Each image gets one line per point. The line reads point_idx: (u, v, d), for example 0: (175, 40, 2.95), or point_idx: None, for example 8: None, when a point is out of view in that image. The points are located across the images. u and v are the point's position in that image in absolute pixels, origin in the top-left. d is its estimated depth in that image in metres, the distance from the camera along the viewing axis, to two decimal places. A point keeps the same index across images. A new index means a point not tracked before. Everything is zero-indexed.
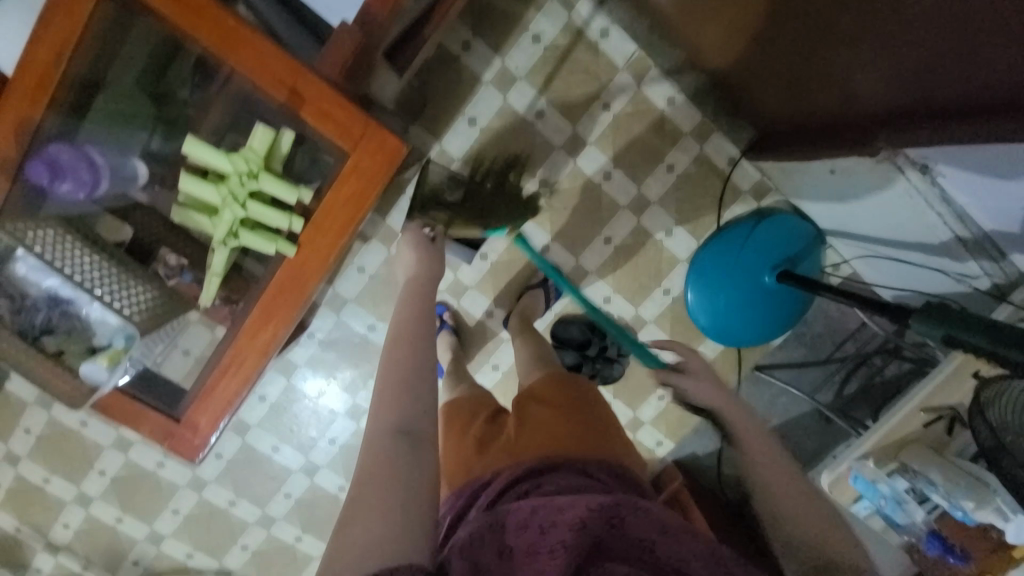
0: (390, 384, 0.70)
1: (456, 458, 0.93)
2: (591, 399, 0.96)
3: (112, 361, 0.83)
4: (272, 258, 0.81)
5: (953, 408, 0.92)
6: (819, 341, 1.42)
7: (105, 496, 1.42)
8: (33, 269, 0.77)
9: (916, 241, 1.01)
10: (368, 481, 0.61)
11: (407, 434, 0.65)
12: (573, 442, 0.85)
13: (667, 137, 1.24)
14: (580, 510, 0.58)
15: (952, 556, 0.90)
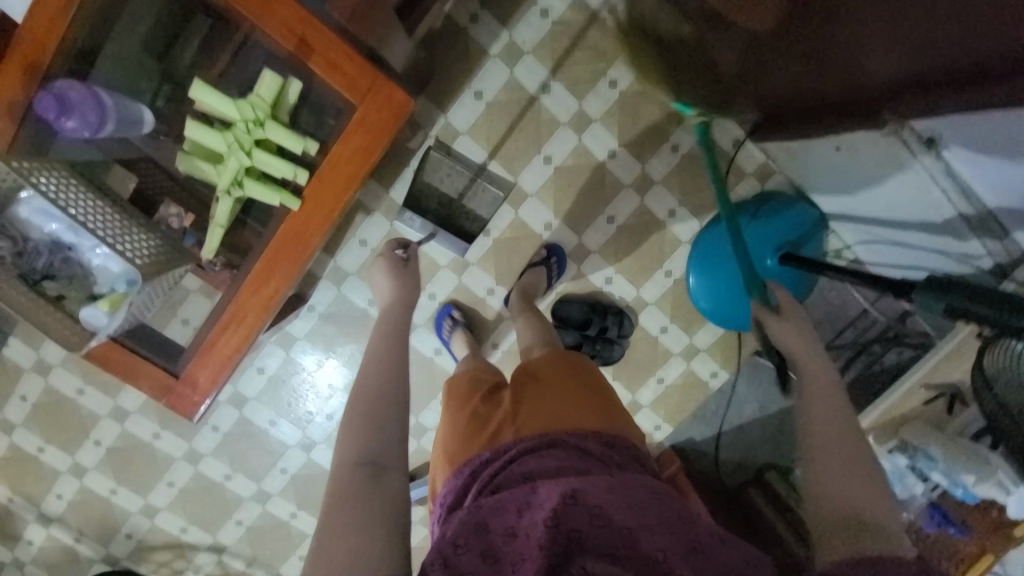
0: (357, 412, 0.70)
1: (449, 435, 0.90)
2: (590, 376, 0.93)
3: (113, 306, 0.81)
4: (277, 211, 0.81)
5: (955, 385, 0.92)
6: (820, 326, 1.42)
7: (99, 467, 1.41)
8: (36, 212, 0.74)
9: (920, 220, 1.01)
10: (338, 501, 0.61)
11: (372, 465, 0.64)
12: (570, 420, 0.82)
13: (672, 117, 1.24)
14: (553, 506, 0.56)
15: (953, 529, 0.90)
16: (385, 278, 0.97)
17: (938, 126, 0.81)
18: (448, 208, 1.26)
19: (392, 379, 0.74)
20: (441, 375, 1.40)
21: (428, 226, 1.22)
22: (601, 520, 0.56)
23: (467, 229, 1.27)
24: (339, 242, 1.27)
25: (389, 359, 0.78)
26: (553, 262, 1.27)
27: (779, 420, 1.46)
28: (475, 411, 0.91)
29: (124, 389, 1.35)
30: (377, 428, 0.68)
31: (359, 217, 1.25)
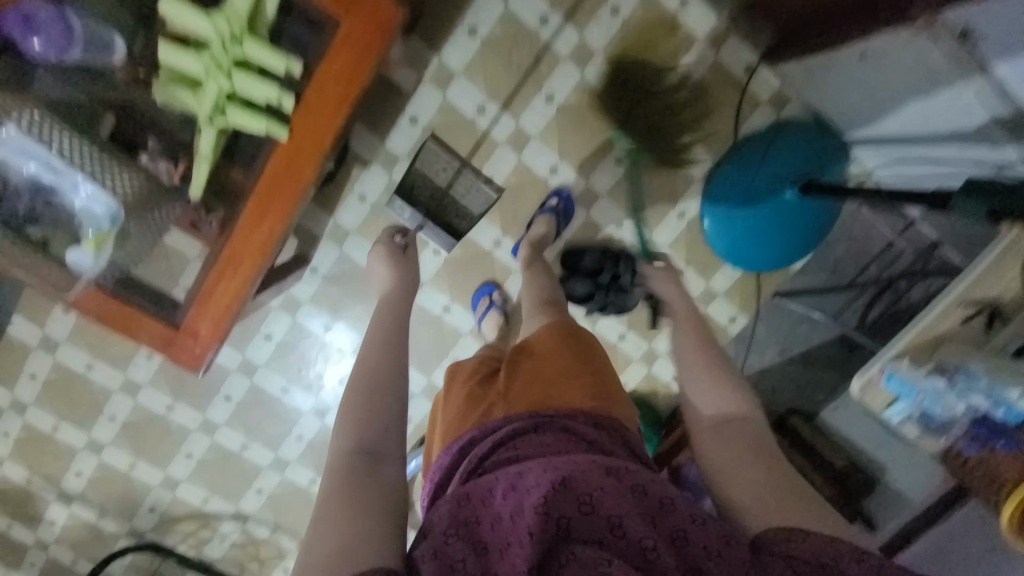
0: (348, 405, 0.67)
1: (448, 416, 0.86)
2: (590, 349, 0.86)
3: (96, 246, 0.77)
4: (266, 142, 0.76)
5: (995, 300, 0.89)
6: (842, 263, 1.35)
7: (116, 442, 1.41)
8: (9, 150, 0.68)
9: (949, 130, 0.93)
10: (329, 501, 0.58)
11: (370, 454, 0.63)
12: (564, 400, 0.76)
13: (680, 43, 1.16)
14: (542, 492, 0.52)
15: (1000, 441, 0.85)
16: (386, 267, 0.94)
17: (970, 13, 0.74)
18: (437, 201, 1.22)
19: (388, 366, 0.72)
20: (450, 332, 1.37)
21: (416, 217, 1.18)
22: (590, 507, 0.52)
23: (453, 225, 1.23)
24: (338, 199, 1.23)
25: (386, 352, 0.74)
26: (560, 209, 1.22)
27: (800, 363, 1.42)
28: (474, 387, 0.86)
29: (132, 362, 1.34)
30: (370, 418, 0.66)
31: (357, 170, 1.21)
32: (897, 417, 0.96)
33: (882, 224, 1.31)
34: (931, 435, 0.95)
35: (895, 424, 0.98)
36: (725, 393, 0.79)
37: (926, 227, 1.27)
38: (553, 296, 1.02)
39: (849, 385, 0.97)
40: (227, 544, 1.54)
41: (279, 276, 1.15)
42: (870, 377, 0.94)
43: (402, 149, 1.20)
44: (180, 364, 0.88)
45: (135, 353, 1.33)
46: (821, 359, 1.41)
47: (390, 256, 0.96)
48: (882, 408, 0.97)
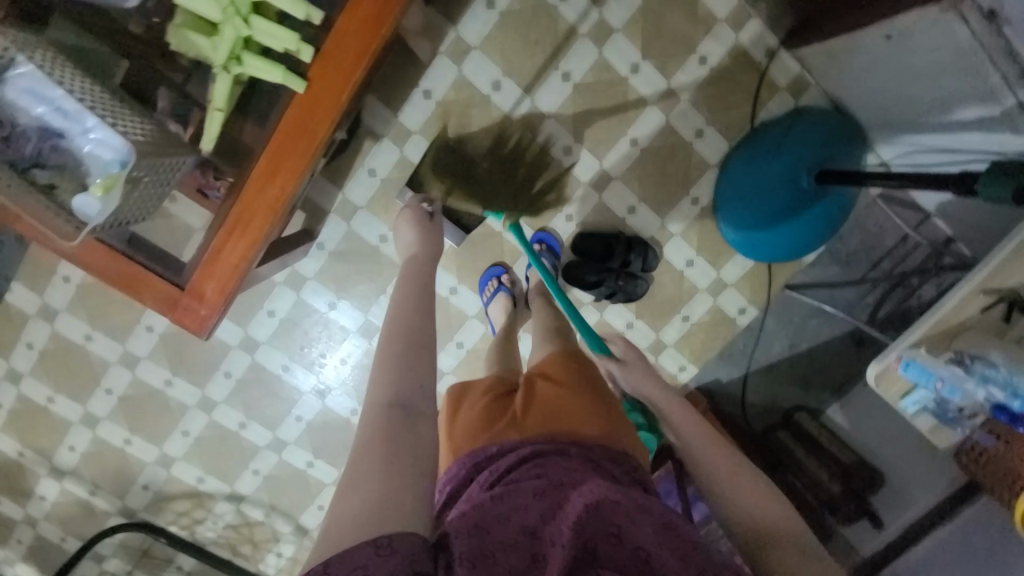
0: (392, 359, 0.64)
1: (457, 428, 0.80)
2: (603, 385, 0.82)
3: (105, 190, 0.72)
4: (282, 95, 0.75)
5: (1015, 290, 0.85)
6: (855, 257, 1.33)
7: (111, 417, 1.38)
8: (20, 91, 0.69)
9: (975, 117, 0.90)
10: (365, 446, 0.56)
11: (406, 410, 0.60)
12: (580, 425, 0.72)
13: (700, 24, 1.15)
14: (575, 513, 0.51)
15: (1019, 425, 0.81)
16: (411, 231, 0.93)
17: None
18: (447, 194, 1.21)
19: (420, 325, 0.69)
20: (456, 315, 1.34)
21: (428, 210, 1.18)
22: (617, 538, 0.51)
23: (463, 220, 1.22)
24: (347, 173, 1.21)
25: (413, 318, 0.70)
26: (545, 250, 1.24)
27: (808, 357, 1.40)
28: (491, 403, 0.81)
29: (132, 334, 1.32)
30: (404, 372, 0.63)
31: (368, 144, 1.19)
32: (911, 409, 0.94)
33: (897, 218, 1.29)
34: (946, 427, 0.95)
35: (908, 416, 0.96)
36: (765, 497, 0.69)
37: (941, 222, 1.25)
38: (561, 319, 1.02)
39: (865, 372, 0.93)
40: (221, 525, 1.51)
41: (285, 248, 1.12)
42: (887, 364, 0.90)
43: (414, 124, 1.18)
44: (183, 329, 0.84)
45: (135, 325, 1.31)
46: (829, 353, 1.40)
47: (419, 222, 0.94)
48: (896, 399, 0.95)
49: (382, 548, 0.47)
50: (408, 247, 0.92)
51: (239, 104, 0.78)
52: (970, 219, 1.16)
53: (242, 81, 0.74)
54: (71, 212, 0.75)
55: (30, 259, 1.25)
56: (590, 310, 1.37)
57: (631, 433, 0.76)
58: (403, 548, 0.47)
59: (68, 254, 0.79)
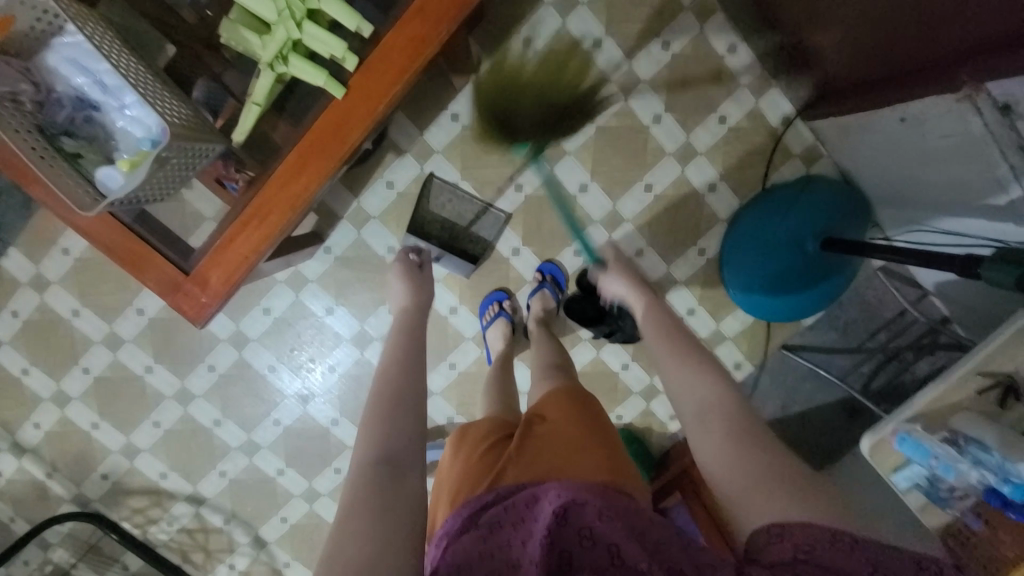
0: (372, 412, 0.65)
1: (456, 478, 0.79)
2: (601, 422, 0.80)
3: (132, 167, 0.72)
4: (321, 98, 0.77)
5: (1010, 375, 0.86)
6: (853, 326, 1.35)
7: (83, 397, 1.33)
8: (64, 60, 0.71)
9: (980, 203, 0.93)
10: (351, 507, 0.54)
11: (392, 463, 0.59)
12: (576, 463, 0.70)
13: (723, 86, 1.21)
14: (547, 522, 0.54)
15: (1011, 512, 0.81)
16: (400, 284, 0.94)
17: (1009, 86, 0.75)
18: (449, 232, 1.25)
19: (404, 372, 0.71)
20: (453, 335, 1.33)
21: (432, 249, 1.22)
22: (590, 541, 0.53)
23: (468, 250, 1.26)
24: (365, 182, 1.22)
25: (401, 370, 0.71)
26: (550, 282, 1.26)
27: (800, 421, 1.39)
28: (488, 452, 0.79)
29: (120, 316, 1.29)
30: (391, 421, 0.63)
31: (390, 157, 1.21)
32: (903, 485, 0.92)
33: (897, 292, 1.32)
34: (935, 506, 0.91)
35: (899, 493, 0.94)
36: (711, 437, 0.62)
37: (939, 301, 1.29)
38: (562, 359, 1.01)
39: (860, 444, 0.93)
40: (176, 528, 1.43)
41: (292, 246, 1.12)
42: (881, 437, 0.91)
43: (438, 143, 1.21)
44: (179, 314, 0.82)
45: (126, 307, 1.28)
46: (820, 420, 1.38)
47: (408, 273, 0.96)
48: (888, 473, 0.93)
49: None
50: (400, 299, 0.92)
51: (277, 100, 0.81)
52: (967, 301, 1.18)
53: (285, 81, 0.76)
54: (90, 181, 0.75)
55: (33, 227, 1.23)
56: (587, 346, 1.36)
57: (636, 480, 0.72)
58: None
59: (78, 228, 0.78)
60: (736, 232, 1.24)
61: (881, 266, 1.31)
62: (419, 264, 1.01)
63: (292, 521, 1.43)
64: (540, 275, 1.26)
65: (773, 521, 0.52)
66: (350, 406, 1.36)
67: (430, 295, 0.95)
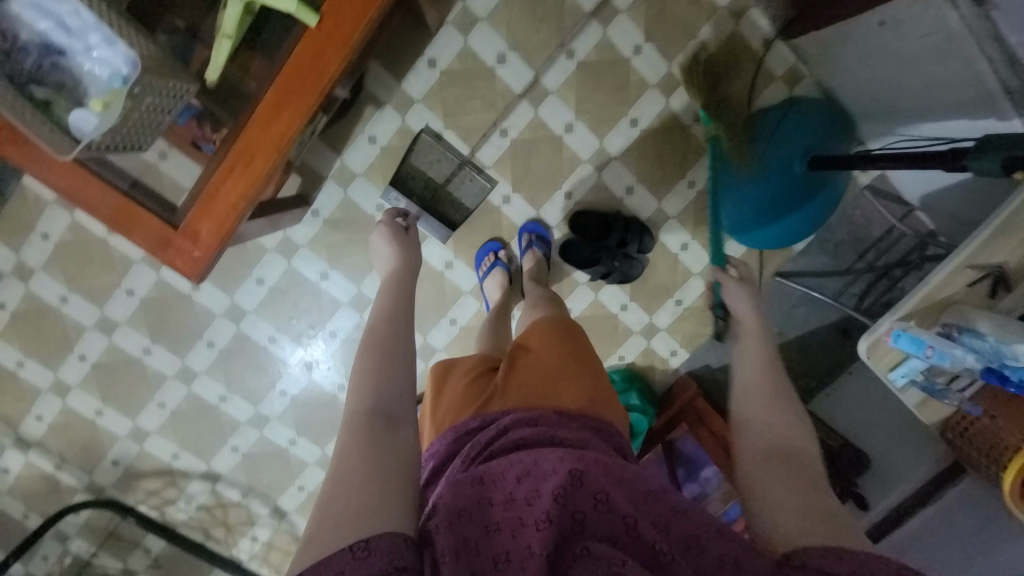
0: (359, 364, 0.60)
1: (442, 409, 0.78)
2: (586, 352, 0.80)
3: (104, 105, 0.72)
4: (293, 32, 0.75)
5: (1000, 265, 0.88)
6: (843, 248, 1.37)
7: (83, 384, 1.32)
8: (26, 4, 0.68)
9: (958, 101, 0.93)
10: (347, 457, 0.52)
11: (386, 418, 0.56)
12: (564, 395, 0.71)
13: (701, 11, 1.19)
14: (558, 482, 0.50)
15: (1010, 386, 0.83)
16: (387, 246, 0.86)
17: None
18: (431, 193, 1.27)
19: (390, 312, 0.67)
20: (450, 290, 1.33)
21: (412, 207, 1.23)
22: (604, 505, 0.49)
23: (449, 217, 1.28)
24: (347, 139, 1.21)
25: (390, 311, 0.68)
26: (536, 240, 1.27)
27: (797, 346, 1.42)
28: (475, 380, 0.79)
29: (111, 298, 1.27)
30: (380, 370, 0.60)
31: (370, 110, 1.19)
32: (900, 382, 0.95)
33: (884, 210, 1.33)
34: (935, 401, 0.95)
35: (897, 391, 0.97)
36: (772, 408, 0.64)
37: (925, 214, 1.30)
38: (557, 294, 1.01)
39: (858, 346, 0.95)
40: (194, 507, 1.45)
41: (279, 207, 1.10)
42: (877, 336, 0.93)
43: (418, 92, 1.19)
44: (175, 270, 0.84)
45: (115, 289, 1.26)
46: (817, 343, 1.41)
47: (395, 236, 0.87)
48: (886, 372, 0.96)
49: (360, 551, 0.45)
50: (386, 263, 0.85)
51: (247, 36, 0.77)
52: (951, 210, 1.21)
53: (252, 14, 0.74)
54: (62, 128, 0.74)
55: (9, 213, 1.20)
56: (585, 290, 1.36)
57: (613, 404, 0.74)
58: (383, 548, 0.45)
59: (61, 190, 0.79)
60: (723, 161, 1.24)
61: (868, 185, 1.33)
62: (405, 228, 0.91)
63: (309, 489, 1.45)
64: (526, 235, 1.26)
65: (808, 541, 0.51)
66: None
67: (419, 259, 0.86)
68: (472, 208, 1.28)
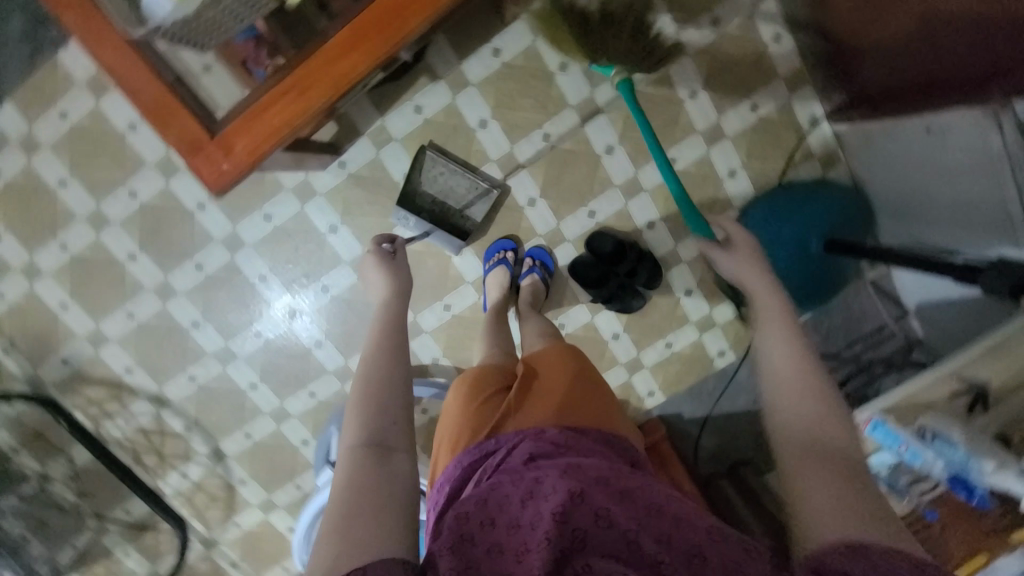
0: (356, 394, 0.57)
1: (448, 437, 0.76)
2: (592, 373, 0.79)
3: None
4: None
5: (983, 386, 0.91)
6: (834, 333, 1.40)
7: (55, 274, 1.27)
8: None
9: (984, 219, 0.96)
10: (346, 484, 0.50)
11: (379, 445, 0.53)
12: (571, 417, 0.69)
13: (761, 75, 1.23)
14: (559, 500, 0.50)
15: (973, 498, 0.86)
16: (377, 276, 0.78)
17: None
18: (440, 208, 1.23)
19: (391, 333, 0.65)
20: (453, 276, 1.32)
21: (422, 224, 1.20)
22: (605, 522, 0.49)
23: (459, 225, 1.24)
24: (393, 102, 1.21)
25: (380, 330, 0.66)
26: (538, 266, 1.26)
27: None
28: (484, 404, 0.77)
29: (111, 195, 1.23)
30: (381, 388, 0.57)
31: (424, 80, 1.20)
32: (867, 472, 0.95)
33: (881, 307, 1.37)
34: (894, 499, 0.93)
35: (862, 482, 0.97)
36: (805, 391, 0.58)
37: (917, 322, 1.35)
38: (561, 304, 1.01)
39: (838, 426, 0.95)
40: (131, 427, 1.38)
41: (311, 149, 1.09)
42: (858, 421, 0.93)
43: (475, 76, 1.20)
44: (197, 179, 0.82)
45: (118, 187, 1.23)
46: None
47: (383, 263, 0.78)
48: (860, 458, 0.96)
49: None
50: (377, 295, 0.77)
51: None
52: (944, 323, 1.25)
53: None
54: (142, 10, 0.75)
55: (37, 84, 1.18)
56: (583, 310, 1.37)
57: (621, 424, 0.74)
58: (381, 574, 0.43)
59: (107, 68, 0.77)
60: (745, 219, 1.26)
61: (872, 280, 1.38)
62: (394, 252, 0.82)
63: (255, 438, 1.40)
64: (529, 260, 1.27)
65: (848, 538, 0.48)
66: (336, 330, 1.34)
67: (408, 284, 0.78)
68: (479, 222, 1.26)
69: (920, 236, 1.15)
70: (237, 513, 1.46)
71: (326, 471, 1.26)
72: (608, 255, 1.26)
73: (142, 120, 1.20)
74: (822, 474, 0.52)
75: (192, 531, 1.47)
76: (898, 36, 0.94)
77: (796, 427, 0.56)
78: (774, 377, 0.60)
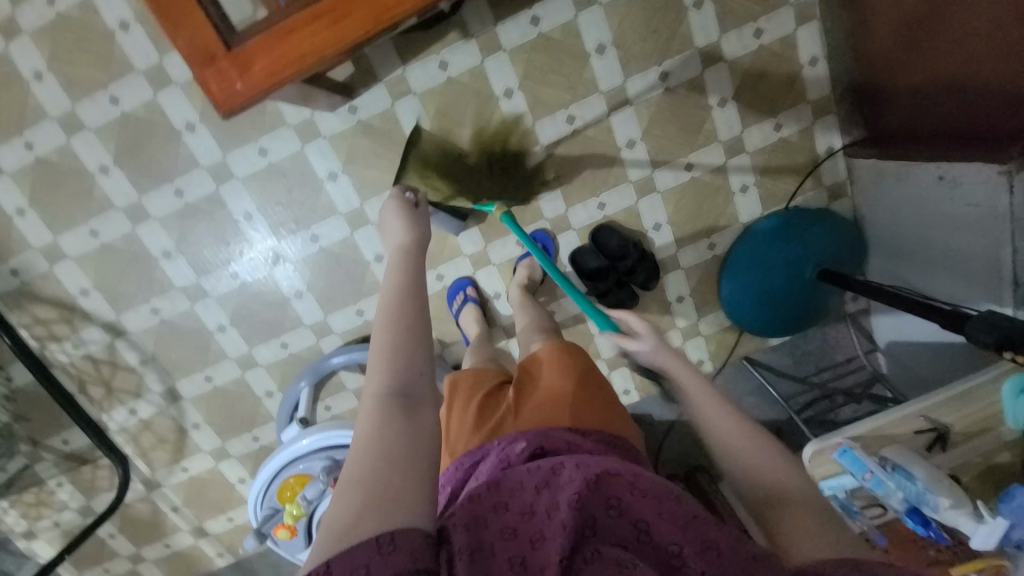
0: (377, 351, 0.54)
1: (451, 440, 0.77)
2: (598, 372, 0.78)
3: None
4: None
5: (947, 426, 0.95)
6: (806, 358, 1.45)
7: (16, 175, 1.15)
8: None
9: (974, 274, 1.01)
10: (368, 442, 0.47)
11: (406, 399, 0.50)
12: (583, 415, 0.68)
13: (791, 95, 1.23)
14: (574, 488, 0.48)
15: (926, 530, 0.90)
16: (397, 223, 0.73)
17: None
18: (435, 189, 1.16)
19: (415, 284, 0.61)
20: (450, 246, 1.27)
21: None
22: (616, 510, 0.47)
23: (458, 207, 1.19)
24: (418, 54, 1.13)
25: (404, 283, 0.61)
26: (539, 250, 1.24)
27: None
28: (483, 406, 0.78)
29: (90, 98, 1.11)
30: (407, 346, 0.54)
31: (454, 36, 1.13)
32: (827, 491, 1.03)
33: (855, 340, 1.44)
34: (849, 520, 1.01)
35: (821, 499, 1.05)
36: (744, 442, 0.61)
37: (884, 358, 1.41)
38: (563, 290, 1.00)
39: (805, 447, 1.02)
40: (80, 353, 1.28)
41: (323, 88, 1.02)
42: (825, 445, 1.00)
43: (508, 42, 1.14)
44: (204, 93, 0.74)
45: (99, 90, 1.11)
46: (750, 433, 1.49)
47: (405, 210, 0.74)
48: (823, 478, 1.03)
49: (386, 545, 0.39)
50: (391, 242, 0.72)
51: None
52: (910, 364, 1.32)
53: None
54: None
55: None
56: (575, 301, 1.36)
57: (624, 423, 0.72)
58: (407, 545, 0.40)
59: None
60: (748, 236, 1.28)
61: (851, 312, 1.44)
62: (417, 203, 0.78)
63: (216, 383, 1.33)
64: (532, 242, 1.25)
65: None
66: (319, 283, 1.27)
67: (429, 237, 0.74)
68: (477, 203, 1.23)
69: (914, 283, 1.20)
70: (185, 458, 1.40)
71: (291, 427, 1.21)
72: (609, 249, 1.25)
73: (136, 20, 1.08)
74: (804, 526, 0.52)
75: (133, 469, 1.40)
76: (940, 80, 0.96)
77: (756, 484, 0.58)
78: (716, 438, 0.62)
